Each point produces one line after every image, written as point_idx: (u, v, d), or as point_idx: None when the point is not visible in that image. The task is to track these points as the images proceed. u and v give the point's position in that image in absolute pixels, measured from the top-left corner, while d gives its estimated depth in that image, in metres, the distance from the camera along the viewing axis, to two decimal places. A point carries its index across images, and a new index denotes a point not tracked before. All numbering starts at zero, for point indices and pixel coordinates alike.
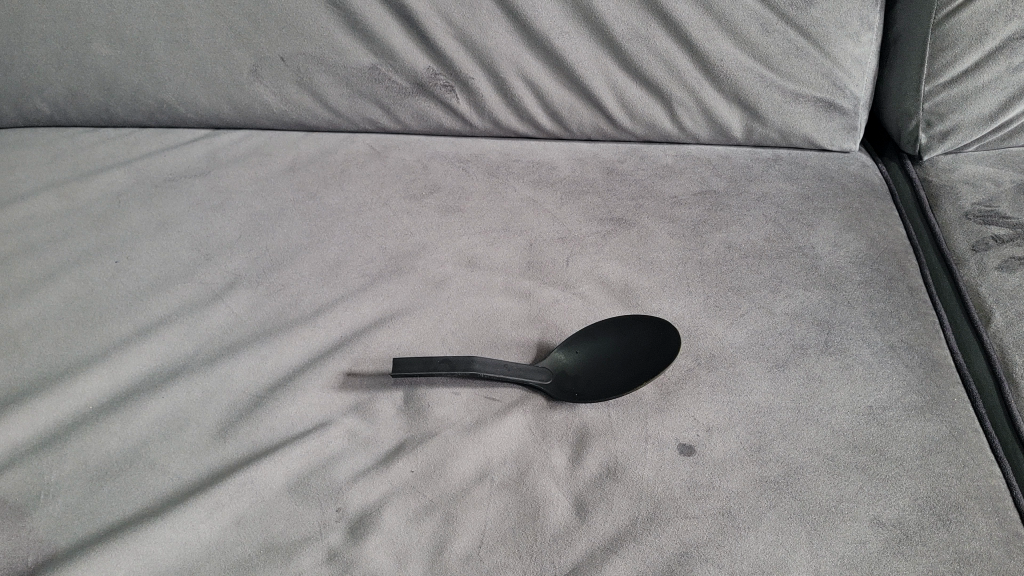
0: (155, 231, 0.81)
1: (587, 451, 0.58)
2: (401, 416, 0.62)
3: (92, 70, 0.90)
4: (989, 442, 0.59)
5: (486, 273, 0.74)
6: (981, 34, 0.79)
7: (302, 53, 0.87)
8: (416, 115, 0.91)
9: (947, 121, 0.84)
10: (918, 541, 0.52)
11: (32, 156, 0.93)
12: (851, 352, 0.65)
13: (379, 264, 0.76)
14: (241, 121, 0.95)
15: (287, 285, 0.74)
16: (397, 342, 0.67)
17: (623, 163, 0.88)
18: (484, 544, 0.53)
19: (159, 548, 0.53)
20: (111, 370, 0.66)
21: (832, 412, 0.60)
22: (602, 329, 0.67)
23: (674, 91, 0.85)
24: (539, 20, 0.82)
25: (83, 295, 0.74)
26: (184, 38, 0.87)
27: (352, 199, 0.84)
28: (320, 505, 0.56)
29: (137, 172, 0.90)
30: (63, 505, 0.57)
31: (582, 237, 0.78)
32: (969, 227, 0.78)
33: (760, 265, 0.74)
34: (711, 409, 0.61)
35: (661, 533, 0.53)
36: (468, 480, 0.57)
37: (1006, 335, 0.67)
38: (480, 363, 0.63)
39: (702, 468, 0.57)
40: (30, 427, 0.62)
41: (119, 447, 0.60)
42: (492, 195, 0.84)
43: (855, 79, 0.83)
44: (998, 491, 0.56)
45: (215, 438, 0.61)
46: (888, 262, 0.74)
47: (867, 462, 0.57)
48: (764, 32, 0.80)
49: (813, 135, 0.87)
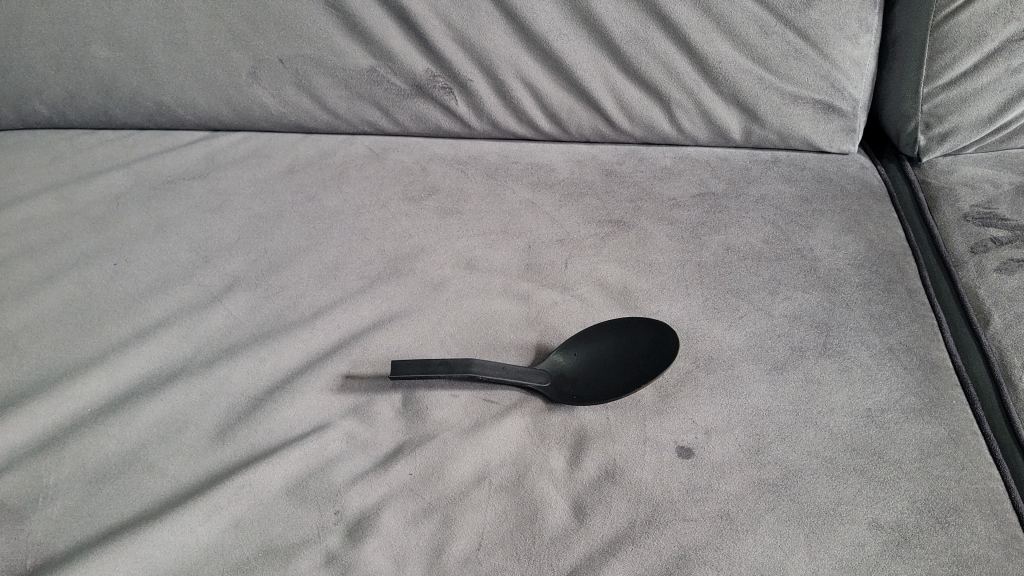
0: (155, 233, 0.81)
1: (586, 454, 0.58)
2: (400, 418, 0.62)
3: (91, 72, 0.90)
4: (988, 444, 0.59)
5: (485, 275, 0.74)
6: (980, 36, 0.79)
7: (301, 55, 0.87)
8: (415, 117, 0.91)
9: (946, 123, 0.84)
10: (916, 544, 0.52)
11: (31, 158, 0.93)
12: (850, 355, 0.65)
13: (378, 266, 0.76)
14: (240, 123, 0.95)
15: (286, 287, 0.74)
16: (396, 344, 0.67)
17: (622, 165, 0.88)
18: (483, 547, 0.53)
19: (157, 551, 0.53)
20: (110, 373, 0.66)
21: (831, 414, 0.61)
22: (602, 331, 0.67)
23: (673, 93, 0.85)
24: (538, 22, 0.82)
25: (82, 297, 0.74)
26: (184, 40, 0.87)
27: (351, 201, 0.84)
28: (318, 508, 0.56)
29: (137, 174, 0.90)
30: (62, 508, 0.57)
31: (581, 238, 0.78)
32: (968, 228, 0.78)
33: (759, 267, 0.74)
34: (710, 412, 0.61)
35: (659, 535, 0.53)
36: (466, 483, 0.57)
37: (1005, 337, 0.67)
38: (479, 365, 0.63)
39: (701, 471, 0.57)
40: (29, 429, 0.62)
41: (118, 449, 0.60)
42: (491, 197, 0.84)
43: (854, 81, 0.83)
44: (997, 494, 0.56)
45: (214, 440, 0.61)
46: (887, 264, 0.74)
47: (866, 464, 0.57)
48: (764, 34, 0.80)
49: (812, 137, 0.87)
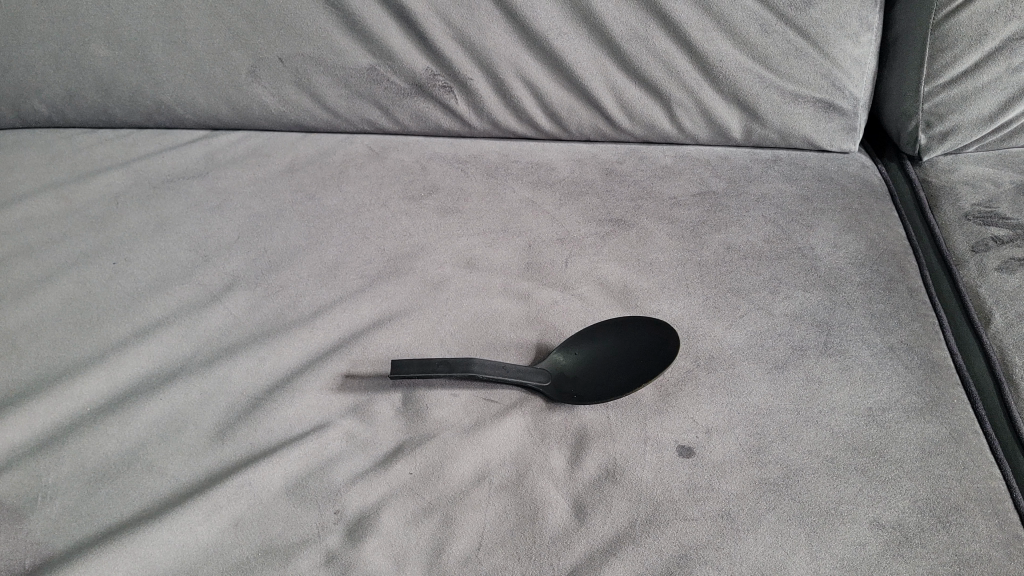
0: (154, 232, 0.81)
1: (586, 453, 0.58)
2: (400, 418, 0.61)
3: (91, 71, 0.90)
4: (989, 444, 0.59)
5: (485, 274, 0.74)
6: (981, 34, 0.79)
7: (301, 54, 0.87)
8: (415, 116, 0.91)
9: (947, 122, 0.84)
10: (918, 544, 0.52)
11: (31, 157, 0.93)
12: (851, 354, 0.65)
13: (378, 265, 0.76)
14: (240, 122, 0.95)
15: (286, 286, 0.74)
16: (396, 343, 0.67)
17: (622, 164, 0.88)
18: (483, 547, 0.53)
19: (157, 551, 0.53)
20: (109, 372, 0.66)
21: (832, 414, 0.60)
22: (602, 331, 0.67)
23: (674, 92, 0.85)
24: (539, 21, 0.81)
25: (82, 297, 0.74)
26: (183, 39, 0.87)
27: (351, 200, 0.84)
28: (318, 507, 0.55)
29: (136, 173, 0.90)
30: (61, 507, 0.57)
31: (582, 237, 0.78)
32: (969, 228, 0.77)
33: (760, 266, 0.74)
34: (711, 411, 0.61)
35: (660, 535, 0.53)
36: (466, 483, 0.57)
37: (1006, 336, 0.67)
38: (479, 364, 0.62)
39: (702, 470, 0.57)
40: (28, 428, 0.62)
41: (117, 449, 0.60)
42: (491, 196, 0.84)
43: (854, 80, 0.83)
44: (998, 493, 0.56)
45: (214, 440, 0.61)
46: (888, 263, 0.74)
47: (867, 463, 0.57)
48: (764, 33, 0.80)
49: (813, 136, 0.87)
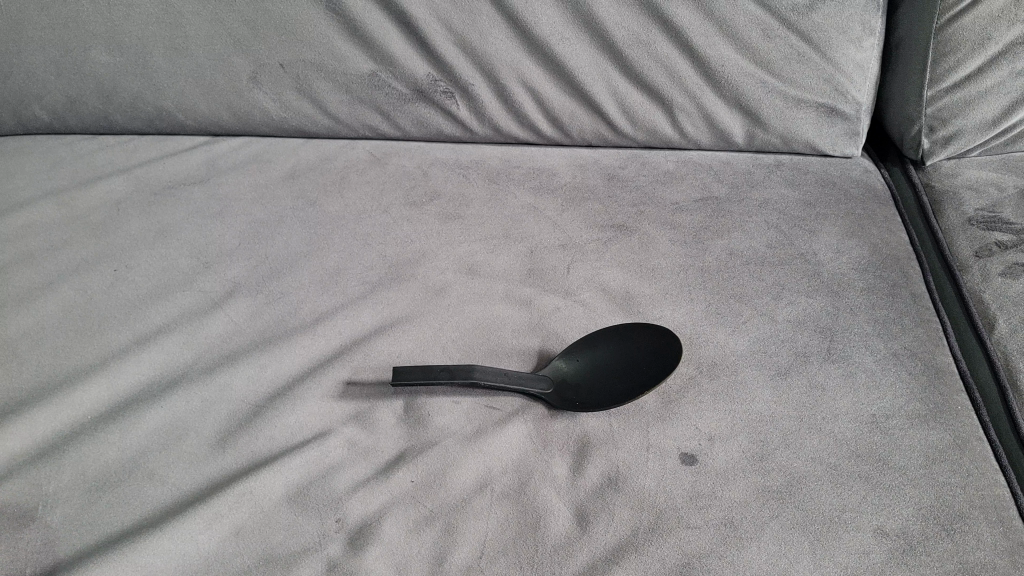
0: (155, 239, 0.81)
1: (588, 461, 0.58)
2: (401, 425, 0.61)
3: (92, 78, 0.90)
4: (994, 450, 0.59)
5: (485, 281, 0.74)
6: (983, 39, 0.79)
7: (302, 60, 0.87)
8: (417, 121, 0.91)
9: (950, 126, 0.83)
10: (922, 552, 0.52)
11: (33, 162, 0.93)
12: (854, 360, 0.65)
13: (379, 272, 0.76)
14: (241, 128, 0.95)
15: (287, 293, 0.74)
16: (398, 350, 0.67)
17: (624, 169, 0.88)
18: (485, 555, 0.53)
19: (157, 560, 0.53)
20: (110, 380, 0.66)
21: (835, 422, 0.60)
22: (603, 338, 0.66)
23: (675, 98, 0.84)
24: (540, 26, 0.81)
25: (82, 304, 0.74)
26: (183, 45, 0.87)
27: (352, 206, 0.84)
28: (319, 515, 0.55)
29: (137, 180, 0.90)
30: (62, 516, 0.56)
31: (582, 243, 0.77)
32: (972, 233, 0.77)
33: (762, 271, 0.73)
34: (713, 419, 0.60)
35: (663, 543, 0.53)
36: (468, 490, 0.56)
37: (1011, 341, 0.67)
38: (480, 371, 0.62)
39: (705, 477, 0.56)
40: (30, 436, 0.62)
41: (118, 457, 0.60)
42: (492, 202, 0.84)
43: (858, 85, 0.83)
44: (1003, 500, 0.55)
45: (214, 448, 0.60)
46: (891, 268, 0.74)
47: (870, 471, 0.57)
48: (766, 37, 0.80)
49: (816, 141, 0.86)
